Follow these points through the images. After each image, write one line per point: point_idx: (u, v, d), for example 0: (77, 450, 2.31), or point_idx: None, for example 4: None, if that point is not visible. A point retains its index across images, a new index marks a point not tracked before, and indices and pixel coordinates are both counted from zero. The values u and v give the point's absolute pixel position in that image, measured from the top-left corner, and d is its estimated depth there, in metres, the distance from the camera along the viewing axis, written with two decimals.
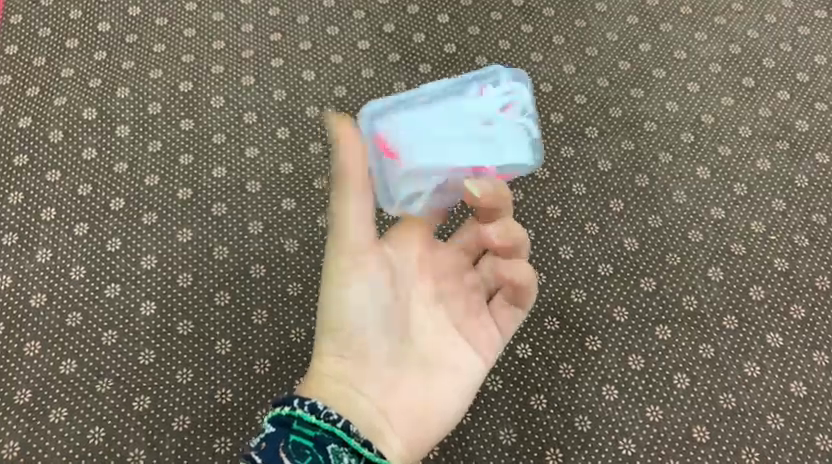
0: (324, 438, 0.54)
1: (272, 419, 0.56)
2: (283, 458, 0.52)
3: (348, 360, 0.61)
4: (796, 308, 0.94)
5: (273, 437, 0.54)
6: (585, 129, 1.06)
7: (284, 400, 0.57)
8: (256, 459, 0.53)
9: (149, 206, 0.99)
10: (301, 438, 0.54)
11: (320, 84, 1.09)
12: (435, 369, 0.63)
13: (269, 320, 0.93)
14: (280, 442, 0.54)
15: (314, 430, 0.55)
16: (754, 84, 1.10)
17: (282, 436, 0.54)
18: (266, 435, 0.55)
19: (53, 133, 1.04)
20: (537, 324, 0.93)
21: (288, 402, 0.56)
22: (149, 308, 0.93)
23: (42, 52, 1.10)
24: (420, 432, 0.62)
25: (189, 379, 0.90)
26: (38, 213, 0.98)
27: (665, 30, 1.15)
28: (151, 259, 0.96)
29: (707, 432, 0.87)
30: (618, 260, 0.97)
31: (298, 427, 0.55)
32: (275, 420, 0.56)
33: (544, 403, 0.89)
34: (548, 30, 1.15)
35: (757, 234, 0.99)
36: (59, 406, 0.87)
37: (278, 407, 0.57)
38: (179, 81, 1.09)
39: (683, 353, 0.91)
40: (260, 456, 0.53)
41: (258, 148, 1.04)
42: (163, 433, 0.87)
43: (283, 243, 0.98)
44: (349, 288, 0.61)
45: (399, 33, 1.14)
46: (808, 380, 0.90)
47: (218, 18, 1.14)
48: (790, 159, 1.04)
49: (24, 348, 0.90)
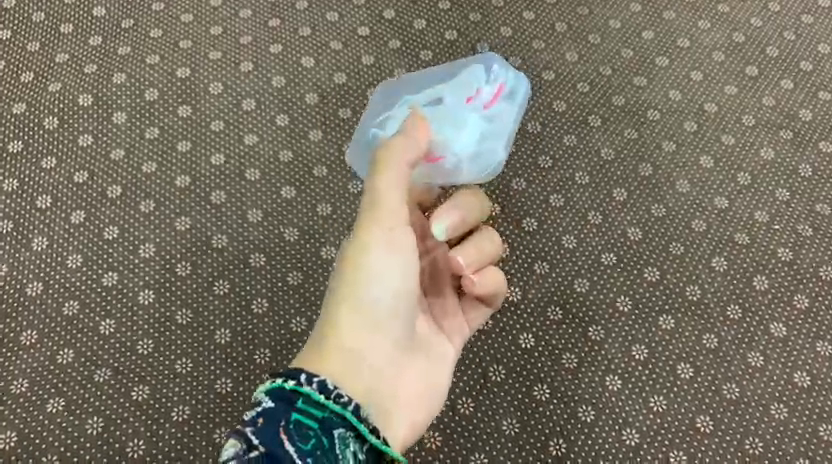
0: (332, 421, 0.52)
1: (271, 391, 0.53)
2: (285, 441, 0.50)
3: (366, 338, 0.61)
4: (799, 298, 0.94)
5: (273, 414, 0.51)
6: (588, 118, 1.05)
7: (290, 373, 0.54)
8: (253, 438, 0.49)
9: (146, 194, 0.98)
10: (304, 418, 0.51)
11: (320, 71, 1.08)
12: (427, 358, 0.68)
13: (269, 310, 0.92)
14: (282, 421, 0.51)
15: (320, 412, 0.52)
16: (758, 73, 1.09)
17: (285, 413, 0.51)
18: (264, 410, 0.51)
19: (48, 119, 1.02)
20: (539, 314, 0.92)
21: (295, 376, 0.54)
22: (147, 297, 0.92)
23: (36, 37, 1.08)
24: (415, 420, 0.65)
25: (189, 369, 0.88)
26: (33, 201, 0.97)
27: (668, 17, 1.14)
28: (149, 248, 0.95)
29: (711, 422, 0.87)
30: (621, 250, 0.96)
31: (303, 406, 0.52)
32: (277, 394, 0.52)
33: (547, 393, 0.88)
34: (550, 17, 1.13)
35: (761, 224, 0.98)
36: (56, 396, 0.86)
37: (280, 379, 0.53)
38: (177, 67, 1.07)
39: (687, 343, 0.91)
40: (257, 436, 0.49)
41: (257, 136, 1.02)
42: (162, 423, 0.86)
43: (282, 232, 0.96)
44: (377, 266, 0.62)
45: (399, 19, 1.12)
46: (812, 370, 0.90)
47: (215, 3, 1.12)
48: (794, 149, 1.03)
49: (20, 337, 0.89)
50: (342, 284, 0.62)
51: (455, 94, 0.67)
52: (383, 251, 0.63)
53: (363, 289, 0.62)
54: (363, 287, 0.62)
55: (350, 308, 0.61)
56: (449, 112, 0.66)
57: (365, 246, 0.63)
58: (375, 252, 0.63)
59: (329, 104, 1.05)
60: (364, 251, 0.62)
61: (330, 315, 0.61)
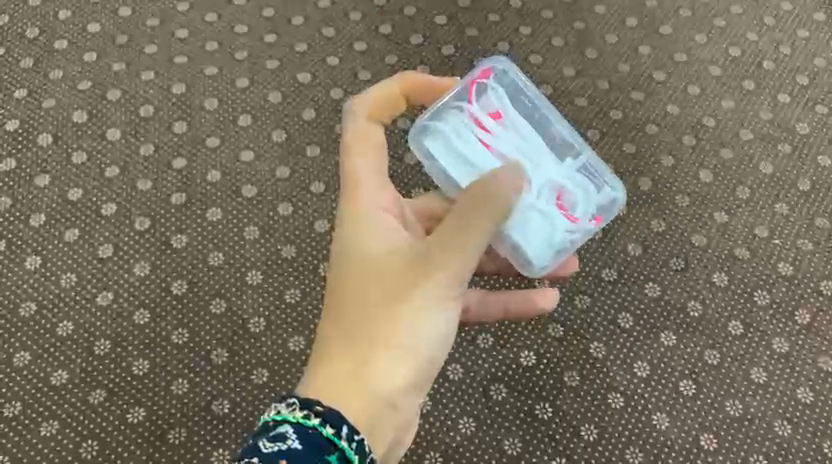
0: None
1: (301, 430, 0.49)
2: None
3: (377, 364, 0.55)
4: (801, 313, 0.93)
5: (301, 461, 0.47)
6: (585, 132, 1.05)
7: (331, 419, 0.50)
8: None
9: (142, 211, 0.97)
10: None
11: (317, 87, 1.07)
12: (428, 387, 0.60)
13: (266, 329, 0.91)
14: None
15: None
16: (755, 87, 1.09)
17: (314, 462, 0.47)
18: (290, 452, 0.47)
19: (42, 136, 1.01)
20: (541, 332, 0.91)
21: (337, 424, 0.50)
22: (142, 317, 0.90)
23: (31, 54, 1.07)
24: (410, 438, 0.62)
25: (185, 391, 0.87)
26: (26, 219, 0.95)
27: (665, 32, 1.14)
28: (144, 266, 0.93)
29: (714, 439, 0.86)
30: (622, 266, 0.95)
31: (335, 461, 0.49)
32: (307, 438, 0.48)
33: (549, 411, 0.87)
34: (548, 31, 1.13)
35: (761, 238, 0.98)
36: (49, 419, 0.85)
37: (316, 421, 0.49)
38: (172, 83, 1.06)
39: (688, 360, 0.90)
40: None
41: (253, 152, 1.02)
42: (158, 446, 0.84)
43: (280, 249, 0.95)
44: (420, 312, 0.56)
45: (395, 34, 1.12)
46: (815, 385, 0.89)
47: (211, 19, 1.12)
48: (793, 162, 1.03)
49: (13, 358, 0.87)
50: (368, 314, 0.56)
51: (550, 193, 0.67)
52: (431, 296, 0.57)
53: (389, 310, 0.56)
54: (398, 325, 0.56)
55: (369, 338, 0.56)
56: (531, 160, 0.67)
57: (407, 288, 0.56)
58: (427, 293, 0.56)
59: (326, 120, 1.05)
60: (406, 294, 0.56)
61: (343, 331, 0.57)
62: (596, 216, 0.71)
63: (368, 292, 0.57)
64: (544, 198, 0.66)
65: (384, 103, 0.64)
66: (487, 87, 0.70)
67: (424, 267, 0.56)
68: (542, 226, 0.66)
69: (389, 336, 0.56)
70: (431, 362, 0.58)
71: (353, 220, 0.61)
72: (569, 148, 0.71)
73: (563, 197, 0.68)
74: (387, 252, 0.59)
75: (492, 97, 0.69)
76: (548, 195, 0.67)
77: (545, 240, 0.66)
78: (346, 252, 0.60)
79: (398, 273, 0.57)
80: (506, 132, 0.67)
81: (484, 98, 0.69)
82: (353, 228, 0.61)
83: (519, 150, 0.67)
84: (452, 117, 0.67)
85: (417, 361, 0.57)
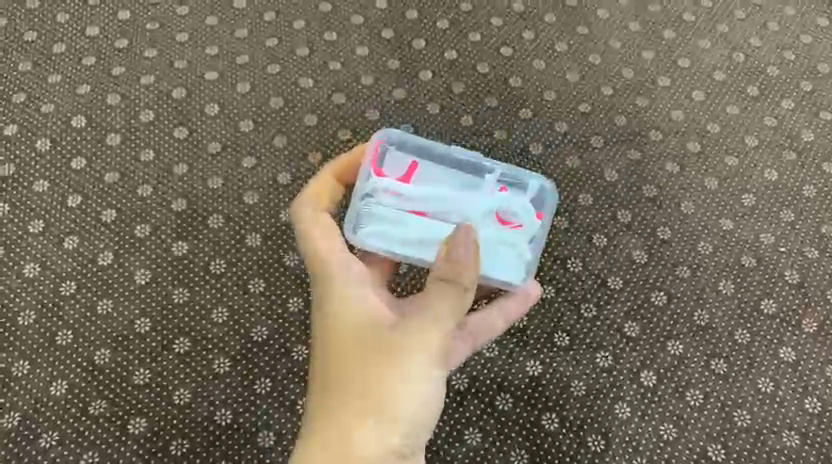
0: None
1: None
2: None
3: (361, 426, 0.59)
4: (808, 322, 0.92)
5: None
6: (590, 139, 1.04)
7: None
8: None
9: (142, 218, 0.95)
10: None
11: (318, 92, 1.06)
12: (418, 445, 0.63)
13: (269, 337, 0.90)
14: None
15: None
16: (759, 93, 1.09)
17: None
18: None
19: (41, 141, 1.00)
20: (546, 341, 0.90)
21: None
22: (144, 325, 0.89)
23: (28, 57, 1.06)
24: None
25: (187, 401, 0.86)
26: (25, 226, 0.94)
27: (668, 37, 1.13)
28: (145, 274, 0.92)
29: (722, 450, 0.86)
30: (628, 274, 0.95)
31: None
32: None
33: (556, 422, 0.86)
34: (551, 36, 1.12)
35: (766, 245, 0.97)
36: (49, 430, 0.83)
37: None
38: (172, 88, 1.05)
39: (695, 369, 0.89)
40: None
41: (255, 158, 1.00)
42: (160, 457, 0.83)
43: (282, 256, 0.94)
44: (403, 378, 0.59)
45: (398, 39, 1.11)
46: (823, 395, 0.88)
47: (211, 22, 1.11)
48: (798, 170, 1.03)
49: (11, 368, 0.86)
50: (351, 379, 0.60)
51: (496, 220, 0.71)
52: (414, 362, 0.60)
53: (372, 375, 0.59)
54: (381, 391, 0.59)
55: (353, 401, 0.59)
56: (463, 205, 0.71)
57: (380, 356, 0.60)
58: (402, 356, 0.59)
59: (328, 124, 1.04)
60: (387, 359, 0.60)
61: (331, 393, 0.61)
62: (544, 211, 0.78)
63: (350, 356, 0.61)
64: (494, 230, 0.71)
65: (331, 190, 0.70)
66: (384, 155, 0.74)
67: (405, 337, 0.60)
68: (508, 251, 0.72)
69: (373, 400, 0.59)
70: (418, 423, 0.60)
71: (327, 291, 0.64)
72: (480, 170, 0.76)
73: (504, 212, 0.72)
74: (360, 321, 0.62)
75: (393, 171, 0.72)
76: (494, 222, 0.71)
77: (511, 262, 0.72)
78: (323, 321, 0.64)
79: (368, 342, 0.61)
80: (430, 193, 0.71)
81: (386, 166, 0.73)
82: (336, 294, 0.64)
83: (444, 199, 0.71)
84: (369, 196, 0.70)
85: (401, 422, 0.59)
